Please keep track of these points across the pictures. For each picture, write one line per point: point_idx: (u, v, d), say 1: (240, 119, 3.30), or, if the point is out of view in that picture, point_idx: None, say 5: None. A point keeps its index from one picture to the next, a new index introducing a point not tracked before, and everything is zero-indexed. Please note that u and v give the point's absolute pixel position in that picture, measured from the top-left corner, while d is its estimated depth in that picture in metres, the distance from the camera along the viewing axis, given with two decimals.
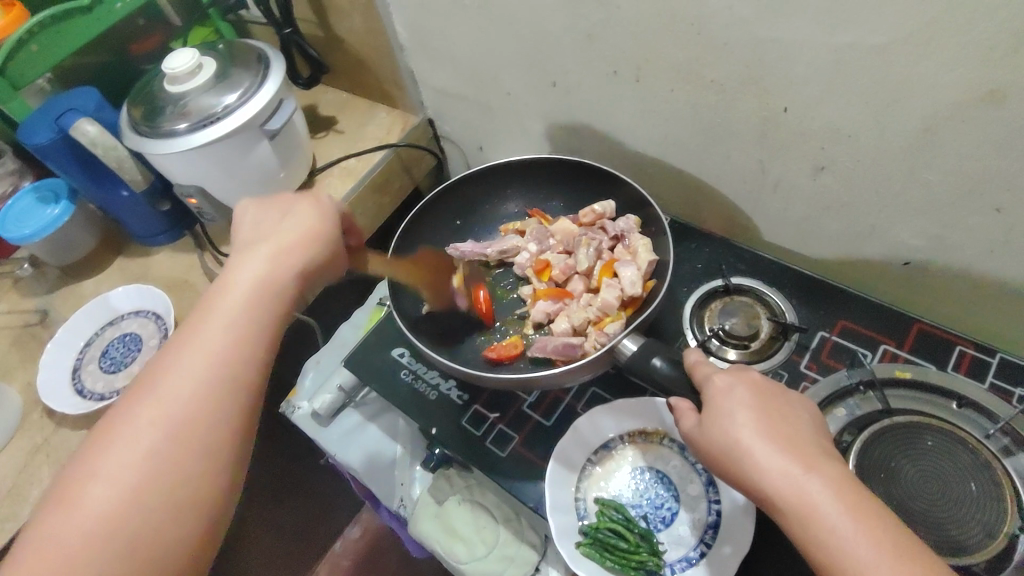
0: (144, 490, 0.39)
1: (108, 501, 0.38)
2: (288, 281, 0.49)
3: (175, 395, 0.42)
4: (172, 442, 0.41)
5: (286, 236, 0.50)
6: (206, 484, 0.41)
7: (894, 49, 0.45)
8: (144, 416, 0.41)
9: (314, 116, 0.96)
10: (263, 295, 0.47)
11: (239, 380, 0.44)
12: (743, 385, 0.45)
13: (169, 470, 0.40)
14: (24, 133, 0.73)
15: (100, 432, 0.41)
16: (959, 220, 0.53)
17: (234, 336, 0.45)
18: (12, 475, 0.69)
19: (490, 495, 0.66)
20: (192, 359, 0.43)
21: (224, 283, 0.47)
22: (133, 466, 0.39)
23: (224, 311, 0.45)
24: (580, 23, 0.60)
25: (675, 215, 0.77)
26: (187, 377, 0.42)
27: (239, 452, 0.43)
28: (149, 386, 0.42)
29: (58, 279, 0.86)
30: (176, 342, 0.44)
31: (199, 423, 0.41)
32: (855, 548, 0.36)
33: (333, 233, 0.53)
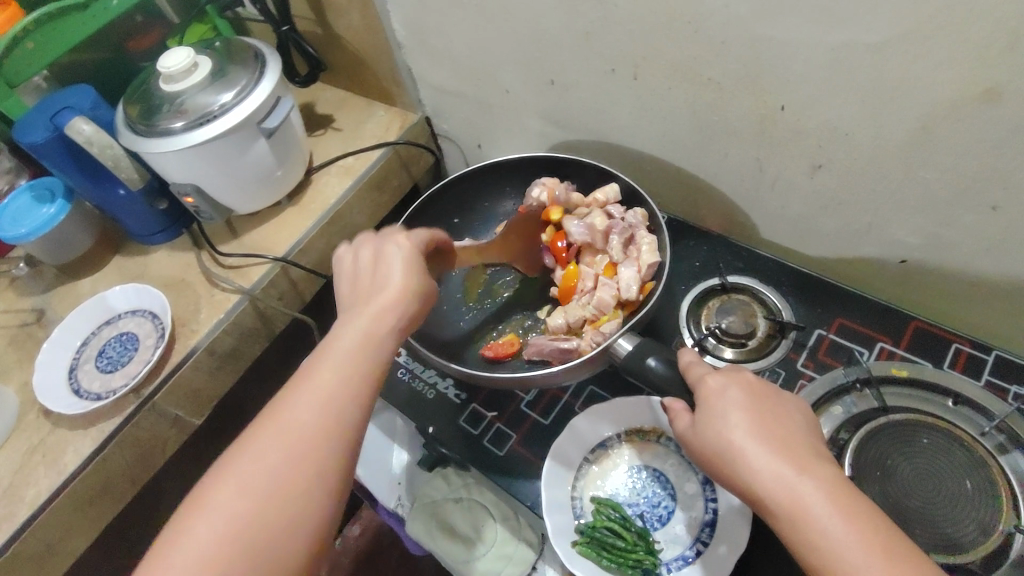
0: (253, 514, 0.40)
1: (214, 539, 0.39)
2: (392, 334, 0.49)
3: (283, 442, 0.42)
4: (280, 490, 0.41)
5: (391, 286, 0.50)
6: (305, 534, 0.41)
7: (890, 47, 0.45)
8: (255, 461, 0.42)
9: (312, 114, 0.96)
10: (370, 347, 0.47)
11: (341, 432, 0.44)
12: (736, 386, 0.45)
13: (275, 519, 0.41)
14: (19, 132, 0.73)
15: (217, 471, 0.42)
16: (955, 218, 0.53)
17: (343, 386, 0.45)
18: (9, 476, 0.69)
19: (489, 495, 0.64)
20: (300, 407, 0.44)
21: (337, 333, 0.48)
22: (239, 510, 0.40)
23: (333, 360, 0.46)
24: (577, 22, 0.60)
25: (673, 213, 0.77)
26: (294, 425, 0.43)
27: (337, 505, 0.43)
28: (264, 431, 0.43)
29: (55, 278, 0.85)
30: (287, 388, 0.45)
31: (301, 473, 0.42)
32: (846, 549, 0.36)
33: (429, 278, 0.53)
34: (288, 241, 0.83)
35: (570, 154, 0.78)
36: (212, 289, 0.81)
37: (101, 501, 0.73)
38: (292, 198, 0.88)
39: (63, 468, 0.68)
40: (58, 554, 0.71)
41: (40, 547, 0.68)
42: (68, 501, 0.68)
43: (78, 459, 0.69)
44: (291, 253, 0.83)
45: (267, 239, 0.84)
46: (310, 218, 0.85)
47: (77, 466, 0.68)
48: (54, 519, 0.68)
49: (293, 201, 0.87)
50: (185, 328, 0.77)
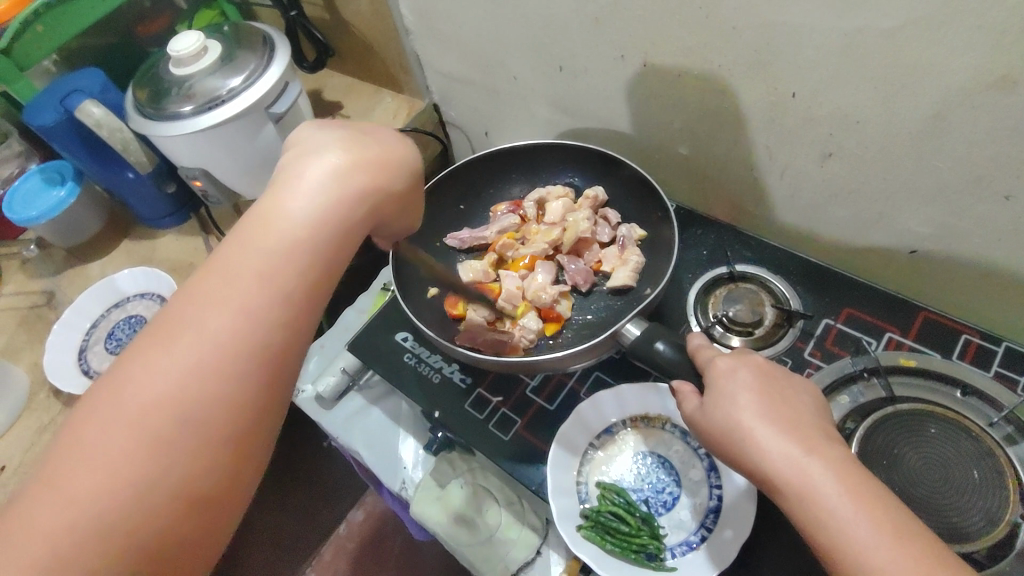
0: (155, 438, 0.30)
1: (87, 496, 0.29)
2: (350, 219, 0.38)
3: (183, 365, 0.32)
4: (175, 431, 0.31)
5: (350, 161, 0.39)
6: (216, 472, 0.32)
7: (904, 32, 0.44)
8: (142, 390, 0.31)
9: (320, 100, 0.96)
10: (318, 239, 0.36)
11: (267, 350, 0.34)
12: (747, 368, 0.45)
13: (174, 465, 0.31)
14: (29, 114, 0.73)
15: (93, 401, 0.31)
16: (967, 206, 0.53)
17: (269, 293, 0.34)
18: (19, 455, 0.69)
19: (494, 480, 0.68)
20: (210, 321, 0.33)
21: (269, 213, 0.36)
22: (121, 457, 0.30)
23: (258, 256, 0.35)
24: (588, 7, 0.60)
25: (680, 202, 0.76)
26: (202, 344, 0.32)
27: (259, 441, 0.34)
28: (159, 347, 0.32)
29: (64, 261, 0.86)
30: (197, 291, 0.34)
31: (209, 405, 0.32)
32: (855, 529, 0.36)
33: (405, 164, 0.42)
34: None
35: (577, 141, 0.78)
36: None
37: None
38: None
39: None
40: None
41: None
42: None
43: None
44: None
45: None
46: None
47: None
48: None
49: None
50: None
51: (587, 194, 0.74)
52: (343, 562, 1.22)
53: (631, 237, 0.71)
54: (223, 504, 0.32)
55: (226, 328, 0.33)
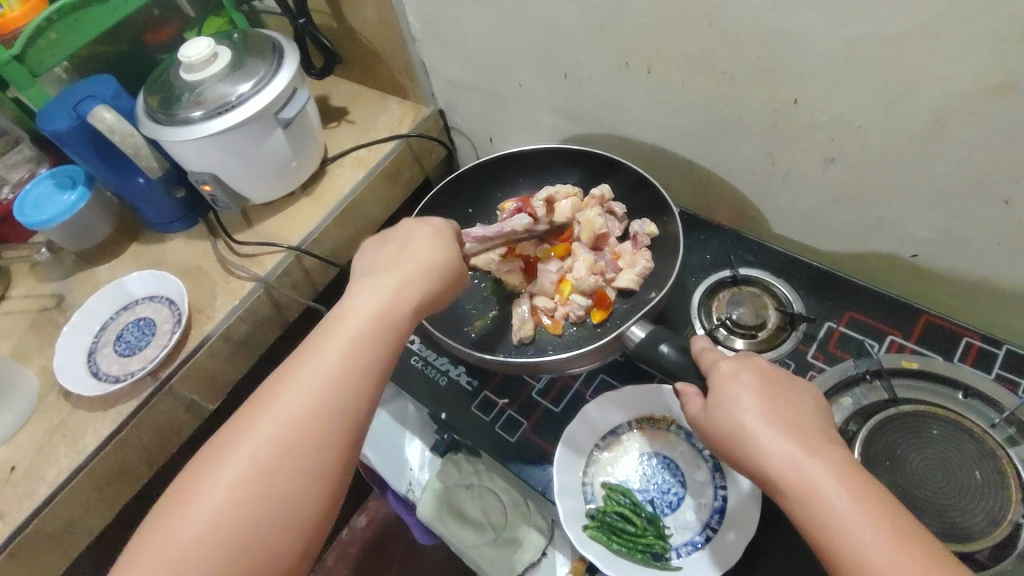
0: (266, 468, 0.41)
1: (209, 518, 0.39)
2: (404, 312, 0.49)
3: (284, 421, 0.43)
4: (280, 462, 0.42)
5: (406, 267, 0.51)
6: (306, 497, 0.42)
7: (903, 40, 0.45)
8: (254, 440, 0.42)
9: (327, 106, 0.97)
10: (380, 323, 0.48)
11: (347, 412, 0.44)
12: (749, 371, 0.46)
13: (274, 497, 0.41)
14: (42, 121, 0.74)
15: (214, 448, 0.42)
16: (966, 210, 0.53)
17: (350, 367, 0.45)
18: (30, 456, 0.70)
19: (499, 481, 0.68)
20: (304, 387, 0.44)
21: (346, 309, 0.48)
22: (236, 488, 0.40)
23: (339, 340, 0.46)
24: (593, 15, 0.61)
25: (683, 207, 0.77)
26: (300, 399, 0.43)
27: (340, 483, 0.44)
28: (265, 408, 0.43)
29: (74, 264, 0.87)
30: (295, 363, 0.45)
31: (303, 452, 0.42)
32: (855, 527, 0.37)
33: (451, 266, 0.54)
34: (302, 231, 0.84)
35: (582, 147, 0.79)
36: (228, 276, 0.82)
37: (116, 483, 0.74)
38: (306, 188, 0.89)
39: (83, 449, 0.70)
40: (74, 534, 0.72)
41: (58, 526, 0.69)
42: (87, 481, 0.70)
43: (97, 440, 0.70)
44: (305, 242, 0.84)
45: (282, 228, 0.85)
46: (324, 208, 0.86)
47: (95, 448, 0.70)
48: (73, 499, 0.69)
49: (308, 191, 0.88)
50: (202, 314, 0.78)
51: (594, 192, 0.74)
52: (346, 565, 1.22)
53: (644, 232, 0.71)
54: (312, 534, 0.42)
55: (316, 387, 0.44)
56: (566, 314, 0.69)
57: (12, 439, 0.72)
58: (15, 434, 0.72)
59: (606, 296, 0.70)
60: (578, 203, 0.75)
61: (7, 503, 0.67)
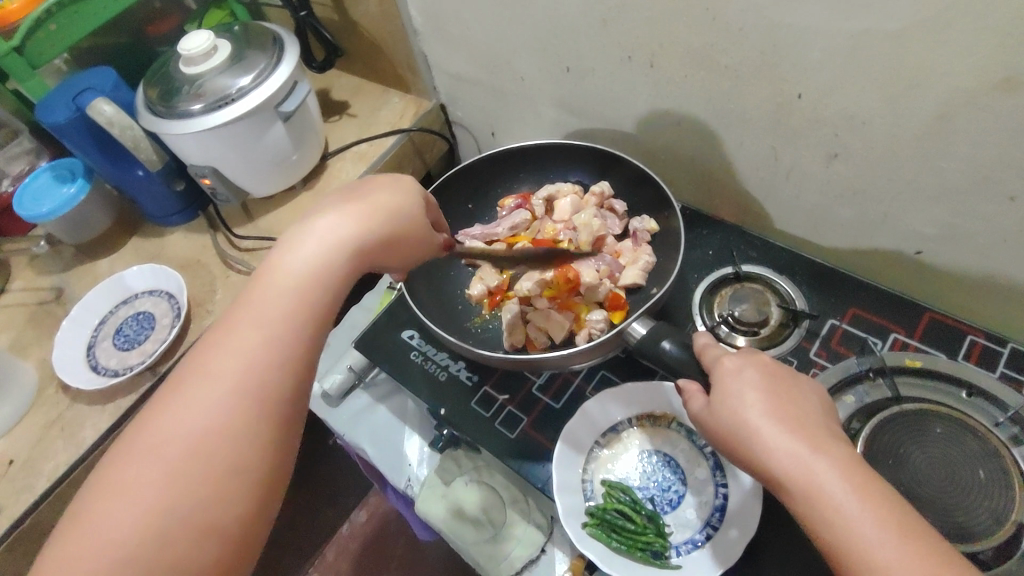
0: (181, 462, 0.36)
1: (121, 530, 0.34)
2: (339, 271, 0.44)
3: (200, 410, 0.37)
4: (193, 453, 0.37)
5: (347, 217, 0.46)
6: (233, 493, 0.37)
7: (909, 35, 0.45)
8: (168, 433, 0.37)
9: (328, 100, 0.97)
10: (314, 283, 0.43)
11: (276, 389, 0.39)
12: (752, 367, 0.45)
13: (195, 498, 0.36)
14: (42, 112, 0.74)
15: (121, 447, 0.37)
16: (971, 207, 0.53)
17: (279, 336, 0.40)
18: (27, 450, 0.70)
19: (499, 478, 0.67)
20: (222, 367, 0.39)
21: (273, 269, 0.43)
22: (149, 493, 0.35)
23: (265, 305, 0.41)
24: (596, 8, 0.60)
25: (685, 202, 0.77)
26: (216, 382, 0.38)
27: (269, 482, 0.38)
28: (177, 397, 0.38)
29: (73, 258, 0.86)
30: (212, 340, 0.40)
31: (227, 442, 0.37)
32: (860, 525, 0.36)
33: (401, 218, 0.49)
34: None
35: (584, 141, 0.78)
36: (227, 270, 0.81)
37: None
38: (307, 181, 0.89)
39: (81, 443, 0.69)
40: None
41: (56, 520, 0.69)
42: (85, 475, 0.70)
43: (95, 434, 0.70)
44: None
45: (282, 222, 0.85)
46: None
47: (93, 442, 0.69)
48: (70, 493, 0.69)
49: (308, 185, 0.88)
50: (201, 308, 0.78)
51: (594, 189, 0.73)
52: (345, 561, 1.22)
53: (644, 229, 0.71)
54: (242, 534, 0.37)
55: (232, 365, 0.39)
56: (586, 334, 0.65)
57: (10, 433, 0.72)
58: (14, 427, 0.72)
59: (620, 298, 0.67)
60: (580, 199, 0.75)
61: (5, 496, 0.67)
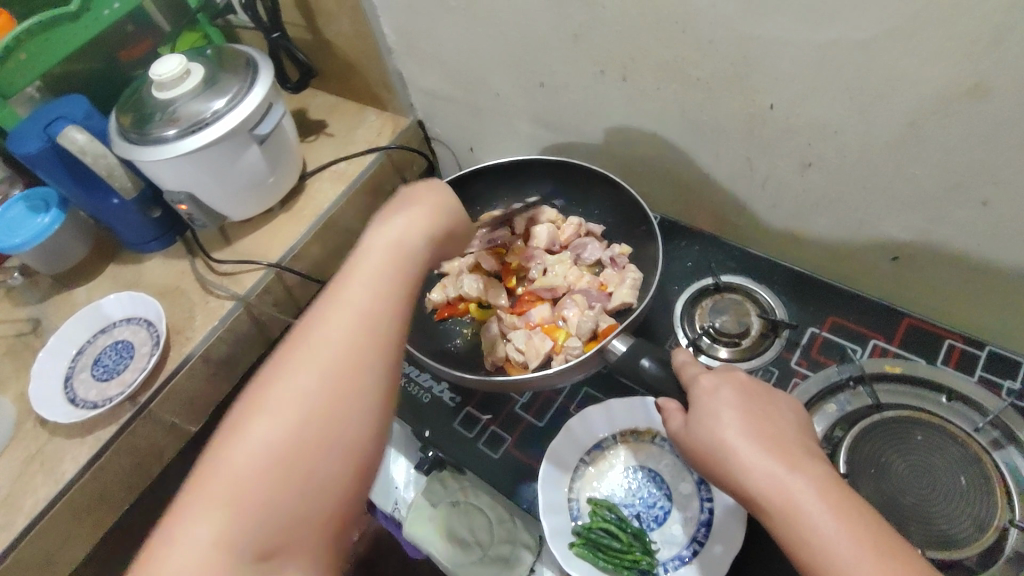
0: (314, 395, 0.39)
1: (266, 449, 0.37)
2: (423, 247, 0.48)
3: (331, 347, 0.40)
4: (325, 389, 0.39)
5: (415, 212, 0.50)
6: (357, 425, 0.39)
7: (875, 44, 0.45)
8: (301, 370, 0.39)
9: (305, 120, 0.96)
10: (399, 257, 0.46)
11: (386, 337, 0.42)
12: (727, 385, 0.45)
13: (329, 421, 0.38)
14: (13, 143, 0.73)
15: (256, 387, 0.39)
16: (944, 212, 0.53)
17: (383, 294, 0.44)
18: (7, 486, 0.69)
19: (484, 496, 0.64)
20: (339, 318, 0.42)
21: (367, 244, 0.47)
22: (294, 416, 0.38)
23: (368, 271, 0.45)
24: (567, 23, 0.60)
25: (664, 214, 0.77)
26: (339, 330, 0.41)
27: (386, 417, 0.41)
28: (302, 342, 0.41)
29: (50, 288, 0.85)
30: (322, 300, 0.43)
31: (353, 373, 0.40)
32: (836, 543, 0.36)
33: (459, 212, 0.54)
34: (283, 247, 0.83)
35: (561, 156, 0.78)
36: (206, 295, 0.81)
37: (97, 509, 0.72)
38: (286, 204, 0.88)
39: (61, 477, 0.68)
40: (56, 563, 0.71)
41: (37, 557, 0.68)
42: (66, 509, 0.68)
43: (75, 468, 0.69)
44: (286, 258, 0.83)
45: (261, 245, 0.84)
46: (305, 223, 0.85)
47: (73, 476, 0.68)
48: (52, 530, 0.68)
49: (286, 207, 0.87)
50: (180, 336, 0.77)
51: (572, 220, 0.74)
52: None
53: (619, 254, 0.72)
54: (366, 463, 0.39)
55: (353, 315, 0.42)
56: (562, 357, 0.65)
57: None
58: None
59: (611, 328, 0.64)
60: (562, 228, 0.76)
61: None
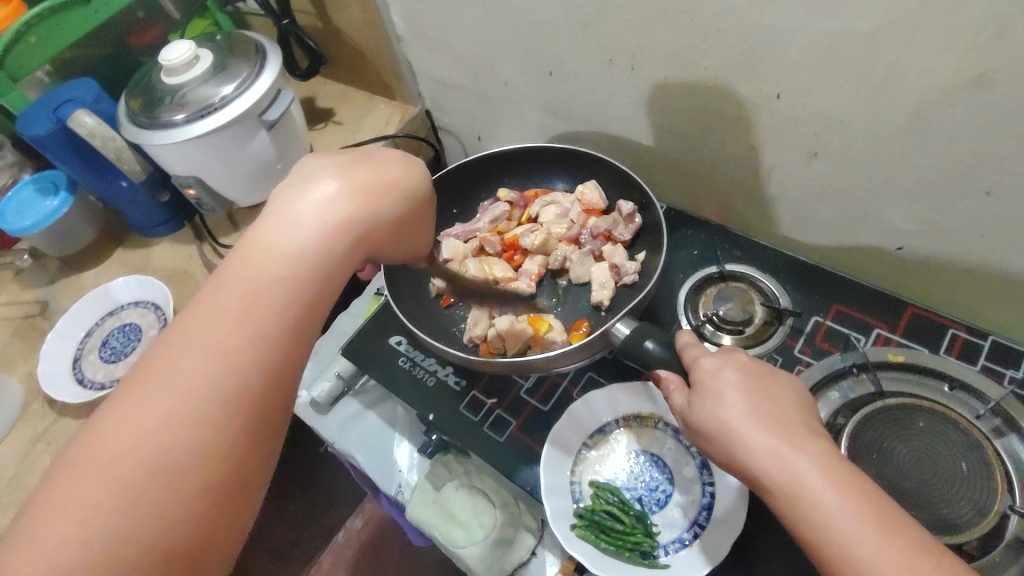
0: (129, 475, 0.29)
1: (57, 552, 0.28)
2: (344, 252, 0.36)
3: (157, 414, 0.30)
4: (140, 473, 0.29)
5: (342, 202, 0.37)
6: (186, 513, 0.30)
7: (882, 34, 0.45)
8: (113, 439, 0.30)
9: (313, 107, 0.97)
10: (310, 268, 0.35)
11: (249, 396, 0.32)
12: (731, 366, 0.46)
13: (141, 515, 0.29)
14: (24, 125, 0.73)
15: (66, 459, 0.30)
16: (948, 203, 0.54)
17: (261, 333, 0.33)
18: (14, 465, 0.70)
19: (489, 481, 0.67)
20: (186, 367, 0.31)
21: (258, 244, 0.35)
22: (94, 507, 0.29)
23: (242, 294, 0.33)
24: (575, 12, 0.61)
25: (670, 203, 0.77)
26: (180, 383, 0.31)
27: (243, 492, 0.32)
28: (130, 399, 0.31)
29: (58, 270, 0.86)
30: (176, 335, 0.32)
31: (184, 450, 0.30)
32: (839, 518, 0.37)
33: (388, 198, 0.39)
34: None
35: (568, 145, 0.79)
36: None
37: None
38: None
39: None
40: None
41: None
42: None
43: None
44: None
45: None
46: None
47: None
48: None
49: None
50: None
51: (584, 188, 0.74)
52: (340, 568, 1.22)
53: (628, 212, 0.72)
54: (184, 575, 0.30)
55: (201, 363, 0.32)
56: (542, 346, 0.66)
57: None
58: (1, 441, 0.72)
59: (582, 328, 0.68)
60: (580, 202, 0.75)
61: None
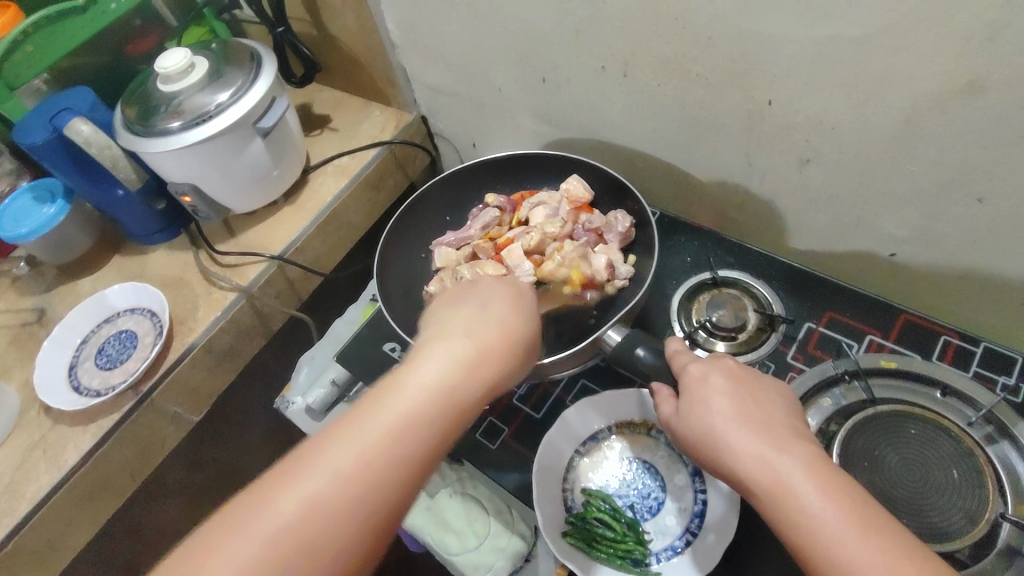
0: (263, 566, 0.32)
1: None
2: (469, 396, 0.39)
3: (300, 510, 0.33)
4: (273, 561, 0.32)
5: (474, 339, 0.40)
6: None
7: (873, 39, 0.45)
8: (254, 529, 0.32)
9: (309, 114, 0.97)
10: (442, 403, 0.37)
11: (366, 525, 0.34)
12: (717, 372, 0.46)
13: None
14: (21, 133, 0.74)
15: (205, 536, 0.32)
16: (940, 209, 0.54)
17: (396, 455, 0.35)
18: (11, 473, 0.70)
19: (481, 488, 0.66)
20: (328, 469, 0.34)
21: (402, 376, 0.38)
22: None
23: (380, 420, 0.36)
24: (567, 20, 0.61)
25: (663, 209, 0.77)
26: (319, 485, 0.34)
27: None
28: (268, 496, 0.33)
29: (54, 278, 0.86)
30: (315, 445, 0.35)
31: (315, 549, 0.33)
32: (825, 521, 0.36)
33: (512, 353, 0.42)
34: (285, 239, 0.84)
35: (562, 152, 0.79)
36: (209, 286, 0.81)
37: (100, 496, 0.73)
38: (288, 197, 0.89)
39: (63, 464, 0.69)
40: (59, 549, 0.72)
41: (40, 543, 0.68)
42: (69, 496, 0.69)
43: (78, 455, 0.70)
44: (287, 251, 0.83)
45: (264, 238, 0.85)
46: (307, 217, 0.86)
47: (76, 463, 0.69)
48: (55, 516, 0.69)
49: (289, 200, 0.88)
50: (183, 327, 0.78)
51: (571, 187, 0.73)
52: None
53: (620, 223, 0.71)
54: None
55: (343, 474, 0.34)
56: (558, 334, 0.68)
57: None
58: None
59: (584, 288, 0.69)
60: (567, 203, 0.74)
61: None
